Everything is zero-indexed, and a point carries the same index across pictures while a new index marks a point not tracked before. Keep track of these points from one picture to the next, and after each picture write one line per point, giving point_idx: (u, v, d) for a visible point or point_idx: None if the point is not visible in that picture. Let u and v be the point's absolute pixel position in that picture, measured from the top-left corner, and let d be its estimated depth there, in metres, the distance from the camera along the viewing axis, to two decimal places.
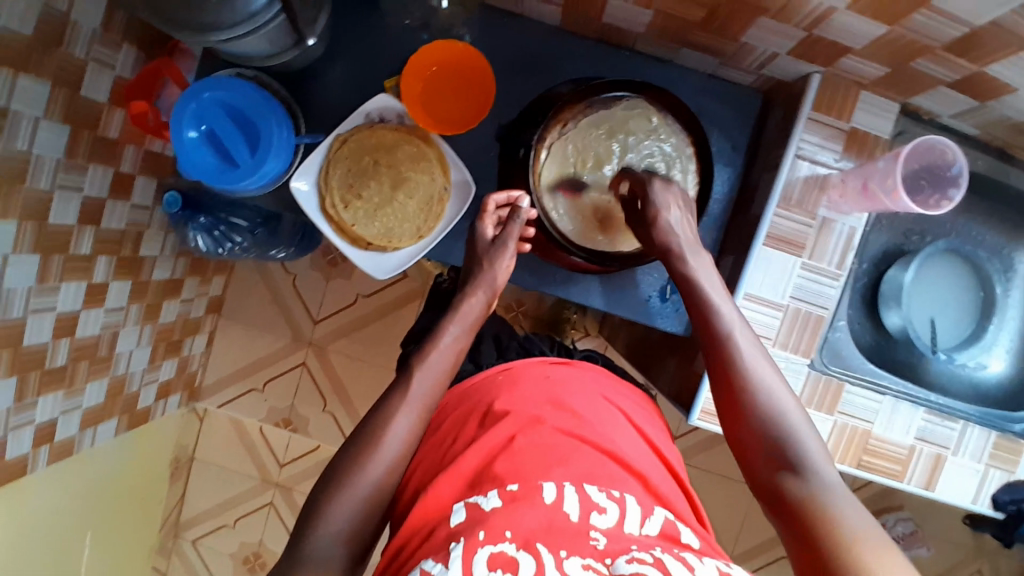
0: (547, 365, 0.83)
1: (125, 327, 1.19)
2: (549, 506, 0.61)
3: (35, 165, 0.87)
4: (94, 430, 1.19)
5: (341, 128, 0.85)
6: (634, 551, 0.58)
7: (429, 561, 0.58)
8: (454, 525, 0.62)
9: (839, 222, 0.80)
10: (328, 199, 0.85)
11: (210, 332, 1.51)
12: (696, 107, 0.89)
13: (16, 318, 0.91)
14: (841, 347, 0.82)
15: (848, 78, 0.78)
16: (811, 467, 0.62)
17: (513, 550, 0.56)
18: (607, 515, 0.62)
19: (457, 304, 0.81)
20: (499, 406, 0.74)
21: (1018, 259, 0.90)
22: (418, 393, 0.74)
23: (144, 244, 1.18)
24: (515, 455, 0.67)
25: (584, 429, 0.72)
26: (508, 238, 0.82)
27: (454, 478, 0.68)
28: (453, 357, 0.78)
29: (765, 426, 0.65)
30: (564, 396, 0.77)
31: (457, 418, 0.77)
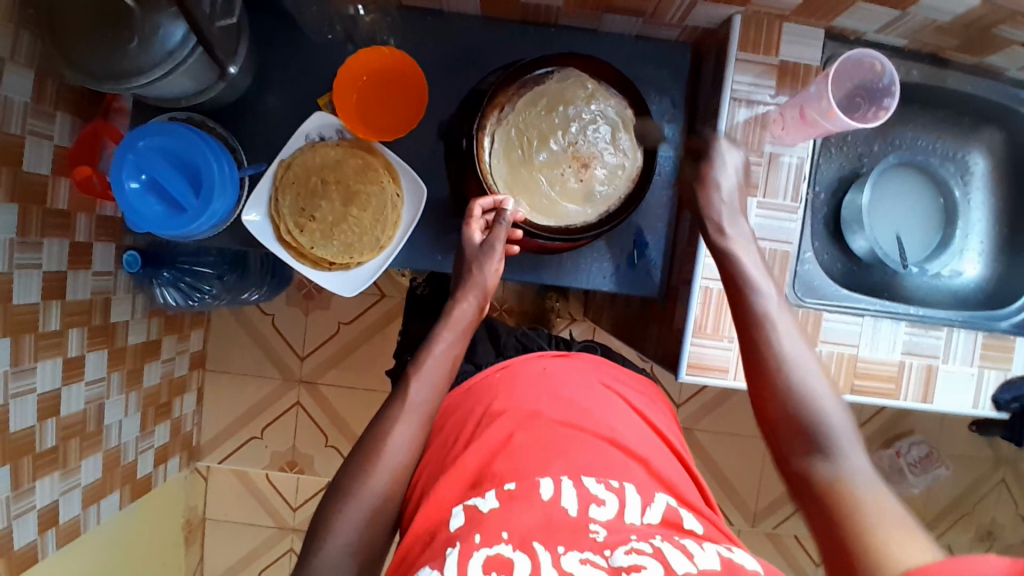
0: (546, 358, 0.81)
1: (111, 397, 1.17)
2: (547, 502, 0.61)
3: None
4: (99, 505, 1.17)
5: (282, 153, 0.85)
6: (633, 541, 0.57)
7: (428, 566, 0.57)
8: (454, 528, 0.60)
9: (785, 155, 0.80)
10: (282, 226, 0.84)
11: (198, 389, 1.49)
12: (629, 71, 0.89)
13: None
14: (812, 278, 0.82)
15: (768, 13, 0.78)
16: (843, 456, 0.62)
17: (510, 551, 0.55)
18: (606, 507, 0.61)
19: (449, 308, 0.79)
20: (496, 405, 0.74)
21: (973, 161, 0.91)
22: (418, 399, 0.73)
23: (114, 309, 1.16)
24: (514, 453, 0.66)
25: (581, 419, 0.71)
26: (496, 240, 0.79)
27: (455, 480, 0.66)
28: (450, 361, 0.77)
29: (798, 415, 0.64)
30: (562, 388, 0.76)
31: (458, 419, 0.76)
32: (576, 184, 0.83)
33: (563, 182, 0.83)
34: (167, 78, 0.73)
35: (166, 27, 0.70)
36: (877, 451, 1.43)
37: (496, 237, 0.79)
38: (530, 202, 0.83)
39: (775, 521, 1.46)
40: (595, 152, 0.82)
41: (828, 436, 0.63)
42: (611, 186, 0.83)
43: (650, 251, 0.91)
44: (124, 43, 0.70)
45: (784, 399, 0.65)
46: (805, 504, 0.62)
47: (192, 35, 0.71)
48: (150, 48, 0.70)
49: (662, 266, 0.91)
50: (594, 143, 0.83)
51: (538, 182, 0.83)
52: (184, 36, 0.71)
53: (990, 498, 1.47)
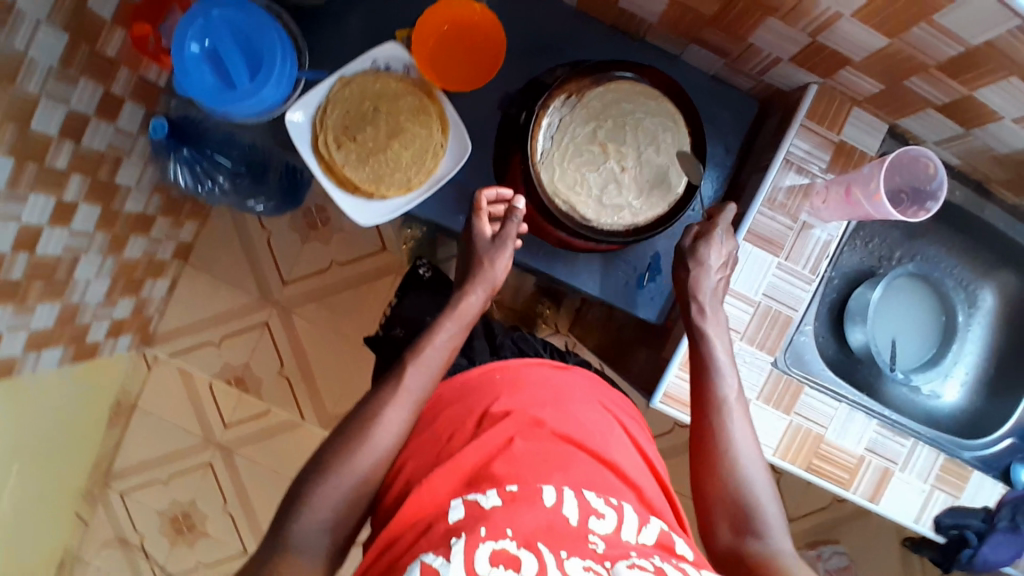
0: (546, 367, 0.82)
1: (89, 254, 1.15)
2: (549, 509, 0.61)
3: (28, 67, 0.85)
4: (38, 355, 1.14)
5: (345, 69, 0.85)
6: (633, 557, 0.57)
7: (429, 555, 0.56)
8: (453, 521, 0.60)
9: (817, 228, 0.82)
10: (321, 136, 0.84)
11: (173, 278, 1.46)
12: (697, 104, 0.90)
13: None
14: (805, 351, 0.84)
15: (843, 92, 0.81)
16: (773, 541, 0.64)
17: (515, 549, 0.55)
18: (605, 521, 0.62)
19: (455, 298, 0.81)
20: (499, 406, 0.73)
21: (983, 295, 0.94)
22: (413, 386, 0.73)
23: (122, 170, 1.15)
24: (515, 459, 0.66)
25: (581, 437, 0.72)
26: (507, 236, 0.83)
27: (451, 472, 0.67)
28: (448, 353, 0.78)
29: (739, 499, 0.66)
30: (565, 402, 0.77)
31: (452, 416, 0.75)
32: (615, 191, 0.83)
33: (603, 184, 0.83)
34: None
35: None
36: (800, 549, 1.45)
37: (507, 232, 0.82)
38: (569, 194, 0.82)
39: None
40: (638, 165, 0.84)
41: (763, 524, 0.65)
42: (645, 202, 0.84)
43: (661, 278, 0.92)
44: None
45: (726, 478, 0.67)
46: None
47: None
48: None
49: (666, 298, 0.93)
50: (641, 157, 0.84)
51: (581, 176, 0.83)
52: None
53: None
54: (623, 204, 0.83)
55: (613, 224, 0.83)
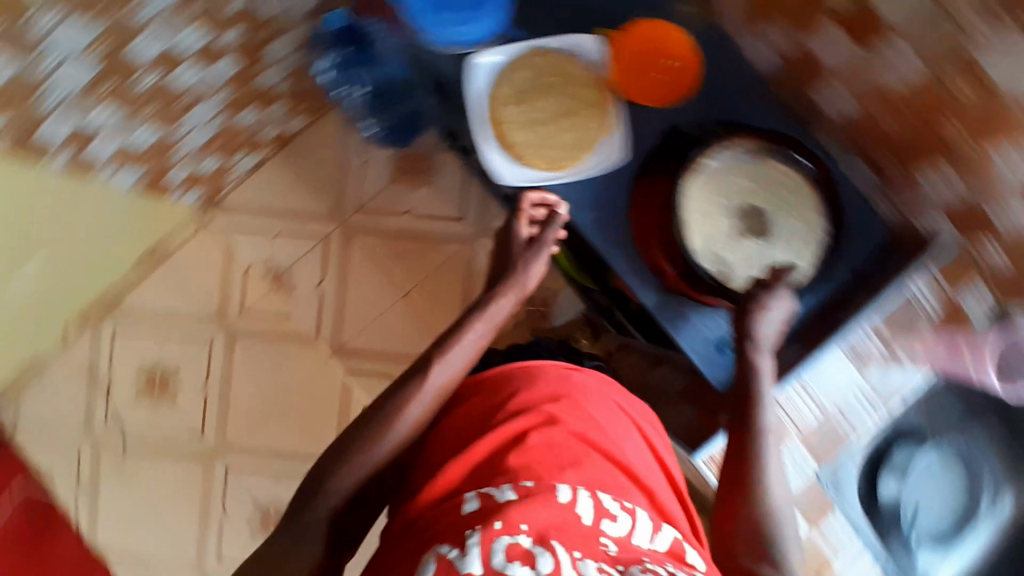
0: (571, 368, 0.86)
1: (208, 100, 1.18)
2: (564, 506, 0.66)
3: None
4: (117, 169, 1.15)
5: (547, 40, 0.93)
6: (645, 563, 0.63)
7: (445, 547, 0.61)
8: (468, 512, 0.65)
9: (919, 368, 1.01)
10: (499, 87, 0.91)
11: (263, 158, 1.48)
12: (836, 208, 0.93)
13: (142, 23, 0.90)
14: (843, 477, 1.02)
15: (977, 265, 0.94)
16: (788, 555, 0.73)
17: (529, 545, 0.60)
18: (617, 524, 0.67)
19: (486, 303, 0.89)
20: (516, 401, 0.79)
21: (1005, 498, 1.05)
22: (434, 382, 0.82)
23: (278, 43, 1.22)
24: (529, 453, 0.72)
25: (594, 436, 0.77)
26: (545, 242, 0.89)
27: (465, 463, 0.73)
28: (474, 351, 0.86)
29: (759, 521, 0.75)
30: (582, 402, 0.81)
31: (469, 411, 0.81)
32: (728, 240, 0.92)
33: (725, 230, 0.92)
34: None
35: None
36: None
37: (546, 238, 0.89)
38: (692, 220, 0.90)
39: None
40: (761, 232, 0.93)
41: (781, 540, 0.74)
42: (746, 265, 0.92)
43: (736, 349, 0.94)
44: None
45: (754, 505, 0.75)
46: None
47: None
48: None
49: None
50: (767, 227, 0.93)
51: (714, 213, 0.92)
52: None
53: None
54: (729, 251, 0.92)
55: (709, 266, 0.90)
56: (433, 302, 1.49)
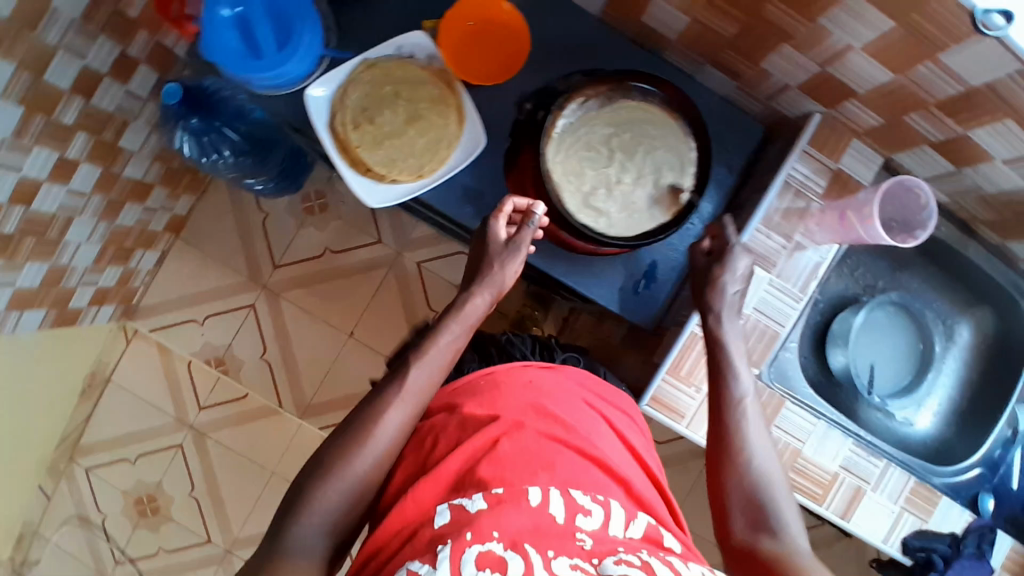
0: (531, 368, 0.80)
1: (82, 215, 1.15)
2: (534, 509, 0.62)
3: (52, 17, 0.87)
4: (19, 316, 1.14)
5: (370, 52, 0.86)
6: (621, 553, 0.60)
7: (416, 562, 0.58)
8: (438, 526, 0.62)
9: (810, 250, 0.85)
10: (339, 115, 0.86)
11: (164, 251, 1.44)
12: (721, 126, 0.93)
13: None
14: (787, 367, 0.87)
15: (846, 124, 0.85)
16: (791, 538, 0.63)
17: (501, 550, 0.57)
18: (592, 518, 0.63)
19: (461, 303, 0.82)
20: (481, 411, 0.73)
21: (960, 329, 0.96)
22: (413, 386, 0.74)
23: (127, 134, 1.14)
24: (499, 462, 0.67)
25: (568, 433, 0.72)
26: (521, 242, 0.82)
27: (434, 482, 0.67)
28: (451, 355, 0.79)
29: (753, 485, 0.66)
30: (548, 403, 0.75)
31: (438, 420, 0.76)
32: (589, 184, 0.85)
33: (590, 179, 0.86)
34: None
35: None
36: None
37: (524, 237, 0.82)
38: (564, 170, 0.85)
39: None
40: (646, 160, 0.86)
41: (780, 521, 0.64)
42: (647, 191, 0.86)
43: (657, 284, 0.94)
44: None
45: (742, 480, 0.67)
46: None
47: None
48: None
49: (662, 302, 0.95)
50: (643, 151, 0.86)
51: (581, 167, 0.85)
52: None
53: None
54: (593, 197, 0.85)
55: (590, 224, 0.85)
56: (387, 327, 1.47)
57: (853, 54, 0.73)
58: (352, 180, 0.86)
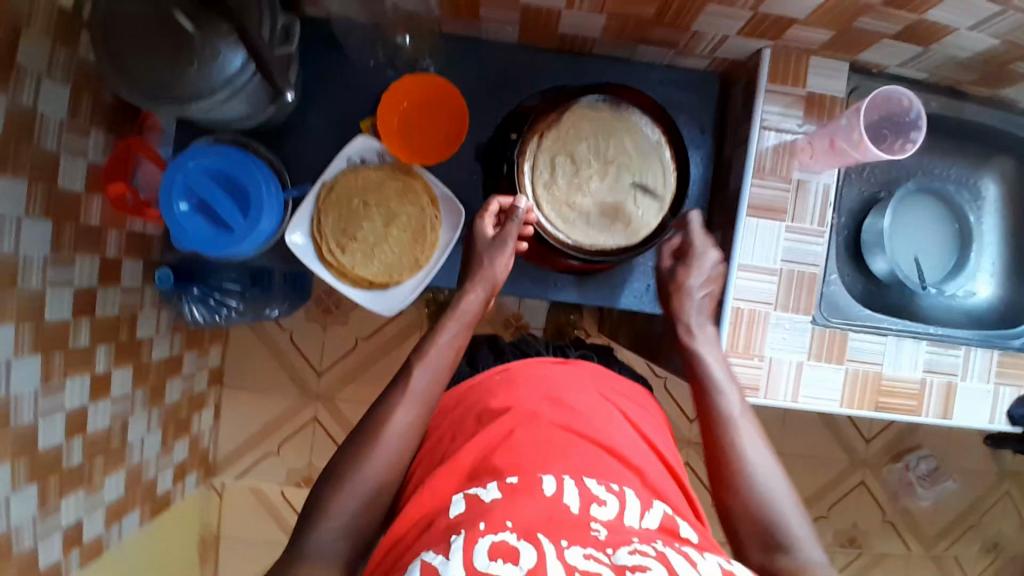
0: (547, 363, 0.82)
1: (134, 414, 1.21)
2: (549, 499, 0.61)
3: (25, 265, 0.93)
4: (120, 524, 1.21)
5: (325, 176, 0.88)
6: (635, 543, 0.57)
7: (429, 551, 0.56)
8: (454, 516, 0.61)
9: (813, 181, 0.82)
10: (324, 246, 0.87)
11: (216, 404, 1.48)
12: (678, 96, 0.93)
13: (25, 422, 0.96)
14: (837, 299, 0.84)
15: (795, 47, 0.83)
16: (805, 553, 0.61)
17: (514, 540, 0.54)
18: (606, 508, 0.62)
19: (457, 302, 0.82)
20: (497, 404, 0.74)
21: (984, 187, 0.95)
22: (418, 388, 0.75)
23: (140, 324, 1.19)
24: (512, 451, 0.67)
25: (582, 425, 0.72)
26: (508, 237, 0.81)
27: (453, 473, 0.67)
28: (454, 353, 0.80)
29: (760, 504, 0.65)
30: (564, 395, 0.75)
31: (454, 419, 0.77)
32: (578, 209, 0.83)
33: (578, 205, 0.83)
34: (224, 103, 0.75)
35: (227, 54, 0.72)
36: (886, 465, 1.43)
37: (509, 231, 0.81)
38: (550, 208, 0.82)
39: None
40: (626, 160, 0.83)
41: (790, 536, 0.63)
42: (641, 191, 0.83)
43: None
44: (185, 64, 0.71)
45: (747, 499, 0.66)
46: None
47: (251, 62, 0.73)
48: (209, 72, 0.72)
49: None
50: (620, 153, 0.83)
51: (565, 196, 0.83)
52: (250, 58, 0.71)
53: (995, 511, 1.46)
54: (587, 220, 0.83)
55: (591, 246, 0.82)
56: None
57: None
58: (366, 300, 0.89)
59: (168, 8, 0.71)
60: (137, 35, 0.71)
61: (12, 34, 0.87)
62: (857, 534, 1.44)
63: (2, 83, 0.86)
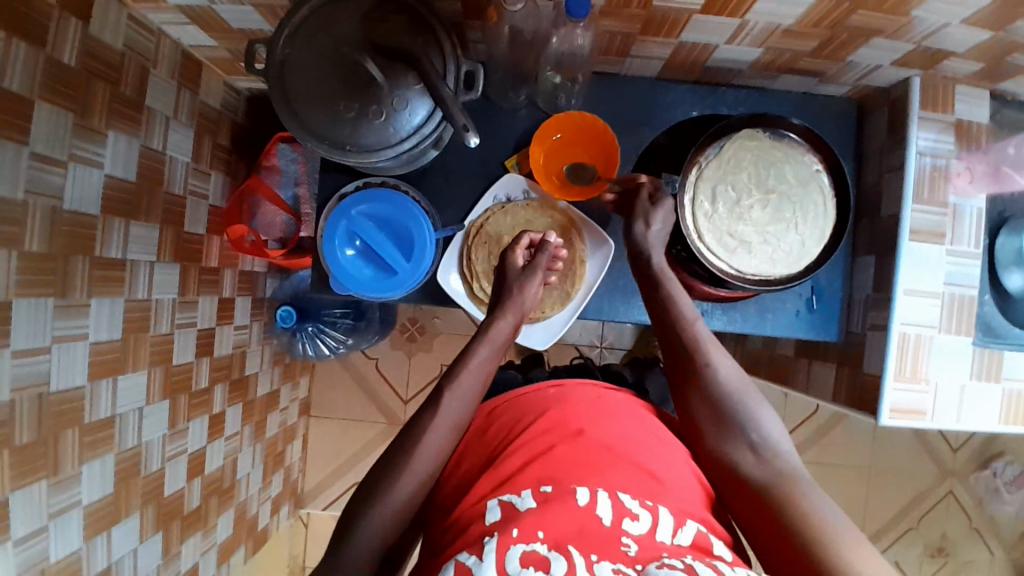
0: (602, 387, 0.82)
1: (242, 449, 1.18)
2: (583, 509, 0.63)
3: (157, 310, 0.91)
4: (228, 563, 1.17)
5: (473, 215, 0.91)
6: (665, 557, 0.59)
7: (463, 553, 0.59)
8: (489, 522, 0.62)
9: (968, 206, 0.84)
10: (476, 284, 0.89)
11: (304, 435, 1.47)
12: (811, 125, 0.94)
13: (154, 470, 0.93)
14: (991, 319, 0.85)
15: (943, 76, 0.83)
16: (767, 451, 0.72)
17: (545, 550, 0.57)
18: (639, 522, 0.62)
19: (487, 325, 0.82)
20: (542, 420, 0.75)
21: None
22: (447, 413, 0.74)
23: (248, 362, 1.17)
24: (555, 462, 0.69)
25: (626, 447, 0.72)
26: (538, 267, 0.85)
27: (490, 478, 0.69)
28: (484, 378, 0.78)
29: (722, 405, 0.75)
30: (608, 419, 0.76)
31: (500, 428, 0.78)
32: (741, 236, 0.83)
33: (740, 234, 0.83)
34: (404, 152, 0.74)
35: (413, 103, 0.71)
36: (973, 473, 1.45)
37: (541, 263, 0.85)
38: (712, 236, 0.83)
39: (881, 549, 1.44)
40: (786, 188, 0.83)
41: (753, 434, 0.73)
42: (802, 219, 0.84)
43: (826, 297, 0.94)
44: (371, 116, 0.71)
45: (717, 408, 0.75)
46: (738, 501, 0.71)
47: (436, 109, 0.72)
48: (395, 122, 0.71)
49: (838, 313, 0.94)
50: (780, 180, 0.83)
51: (725, 225, 0.83)
52: (437, 106, 0.70)
53: None
54: (753, 247, 0.83)
55: (754, 273, 0.83)
56: None
57: (949, 28, 0.71)
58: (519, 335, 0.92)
59: (352, 57, 0.70)
60: (323, 85, 0.71)
61: (142, 72, 0.85)
62: (945, 543, 1.46)
63: (137, 128, 0.84)
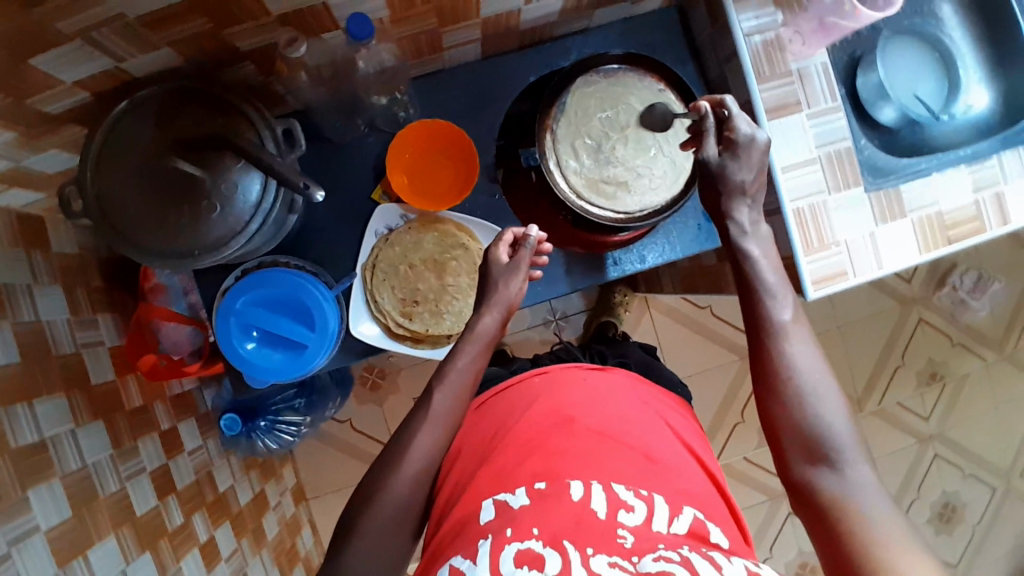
0: (584, 368, 0.82)
1: (250, 563, 1.12)
2: (577, 503, 0.63)
3: (98, 471, 0.85)
4: None
5: (361, 258, 0.89)
6: (661, 549, 0.58)
7: (458, 557, 0.61)
8: (483, 522, 0.64)
9: (811, 66, 0.85)
10: (391, 322, 0.88)
11: (310, 520, 1.44)
12: (644, 44, 0.93)
13: None
14: (876, 160, 0.86)
15: None
16: (847, 469, 0.63)
17: (540, 547, 0.58)
18: (635, 513, 0.63)
19: (472, 323, 0.78)
20: (536, 415, 0.75)
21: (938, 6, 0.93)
22: (439, 409, 0.73)
23: (218, 478, 1.14)
24: (555, 456, 0.69)
25: (620, 432, 0.73)
26: (521, 263, 0.79)
27: (488, 477, 0.69)
28: (473, 380, 0.76)
29: (803, 418, 0.65)
30: (600, 405, 0.76)
31: (490, 423, 0.78)
32: (617, 177, 0.82)
33: (614, 175, 0.82)
34: (257, 233, 0.72)
35: (242, 182, 0.69)
36: (935, 295, 1.49)
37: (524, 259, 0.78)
38: (589, 187, 0.82)
39: (878, 399, 1.48)
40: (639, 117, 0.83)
41: (838, 450, 0.64)
42: (664, 140, 0.84)
43: None
44: (206, 212, 0.68)
45: (793, 414, 0.66)
46: (806, 514, 0.64)
47: (268, 180, 0.71)
48: (234, 209, 0.69)
49: None
50: (630, 112, 0.83)
51: (598, 172, 0.82)
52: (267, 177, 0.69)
53: None
54: (630, 184, 0.83)
55: (640, 209, 0.82)
56: None
57: None
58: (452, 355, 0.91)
59: (166, 166, 0.67)
60: (147, 204, 0.68)
61: None
62: (935, 367, 1.50)
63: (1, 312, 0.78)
